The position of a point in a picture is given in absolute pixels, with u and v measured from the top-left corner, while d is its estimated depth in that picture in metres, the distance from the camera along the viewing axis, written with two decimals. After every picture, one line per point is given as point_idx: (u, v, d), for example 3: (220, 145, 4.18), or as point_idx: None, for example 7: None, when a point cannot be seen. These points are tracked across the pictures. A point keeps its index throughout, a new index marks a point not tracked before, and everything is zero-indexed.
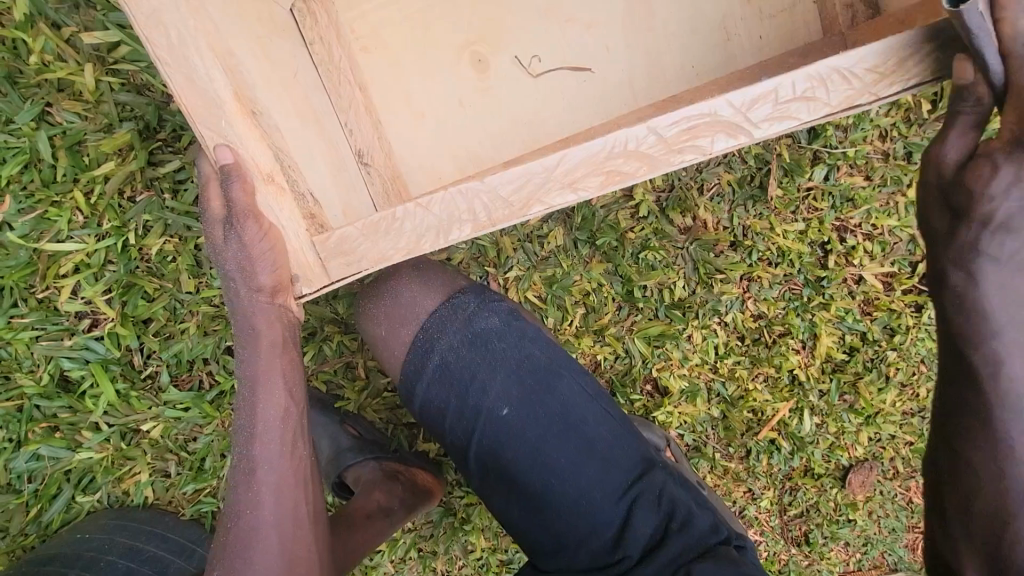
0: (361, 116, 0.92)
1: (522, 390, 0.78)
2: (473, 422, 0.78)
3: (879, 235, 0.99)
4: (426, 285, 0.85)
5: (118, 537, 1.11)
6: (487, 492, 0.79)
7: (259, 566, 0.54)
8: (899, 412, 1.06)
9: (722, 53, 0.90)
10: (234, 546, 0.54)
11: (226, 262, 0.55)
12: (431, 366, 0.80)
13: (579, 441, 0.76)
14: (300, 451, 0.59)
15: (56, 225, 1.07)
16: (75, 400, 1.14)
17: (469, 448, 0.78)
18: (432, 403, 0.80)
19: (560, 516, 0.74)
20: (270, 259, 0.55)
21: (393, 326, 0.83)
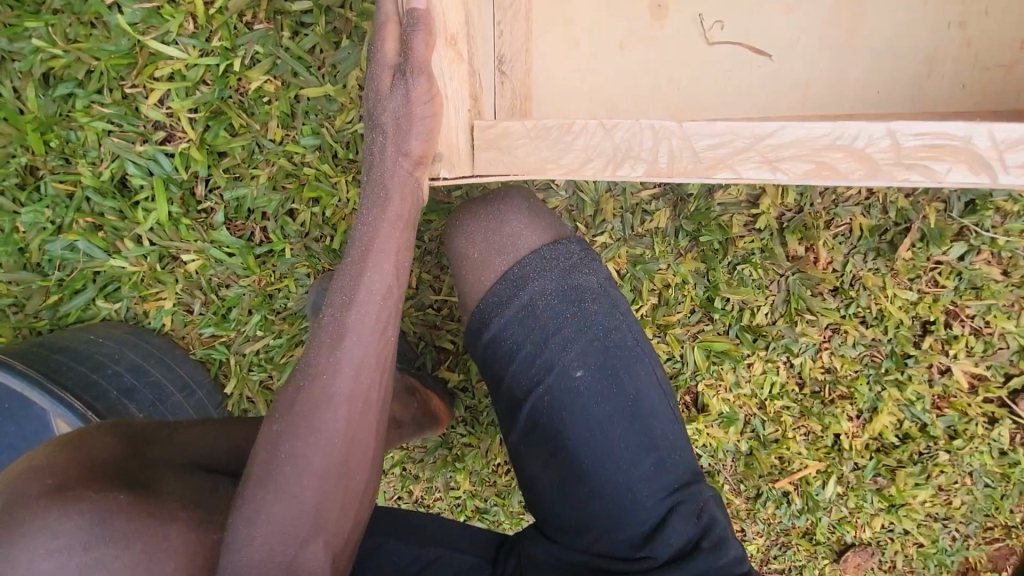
0: (518, 21, 0.84)
1: (603, 362, 0.76)
2: (542, 377, 0.76)
3: (986, 334, 0.93)
4: (534, 219, 0.82)
5: (129, 353, 1.10)
6: (526, 448, 0.77)
7: (323, 433, 0.52)
8: (924, 513, 1.02)
9: (914, 89, 0.83)
10: (304, 405, 0.52)
11: (381, 115, 0.52)
12: (517, 303, 0.77)
13: (640, 431, 0.75)
14: (389, 335, 0.56)
15: (166, 25, 1.02)
16: (126, 207, 1.11)
17: (525, 400, 0.77)
18: (505, 342, 0.77)
19: (597, 495, 0.72)
20: (427, 126, 0.52)
21: (487, 252, 0.80)
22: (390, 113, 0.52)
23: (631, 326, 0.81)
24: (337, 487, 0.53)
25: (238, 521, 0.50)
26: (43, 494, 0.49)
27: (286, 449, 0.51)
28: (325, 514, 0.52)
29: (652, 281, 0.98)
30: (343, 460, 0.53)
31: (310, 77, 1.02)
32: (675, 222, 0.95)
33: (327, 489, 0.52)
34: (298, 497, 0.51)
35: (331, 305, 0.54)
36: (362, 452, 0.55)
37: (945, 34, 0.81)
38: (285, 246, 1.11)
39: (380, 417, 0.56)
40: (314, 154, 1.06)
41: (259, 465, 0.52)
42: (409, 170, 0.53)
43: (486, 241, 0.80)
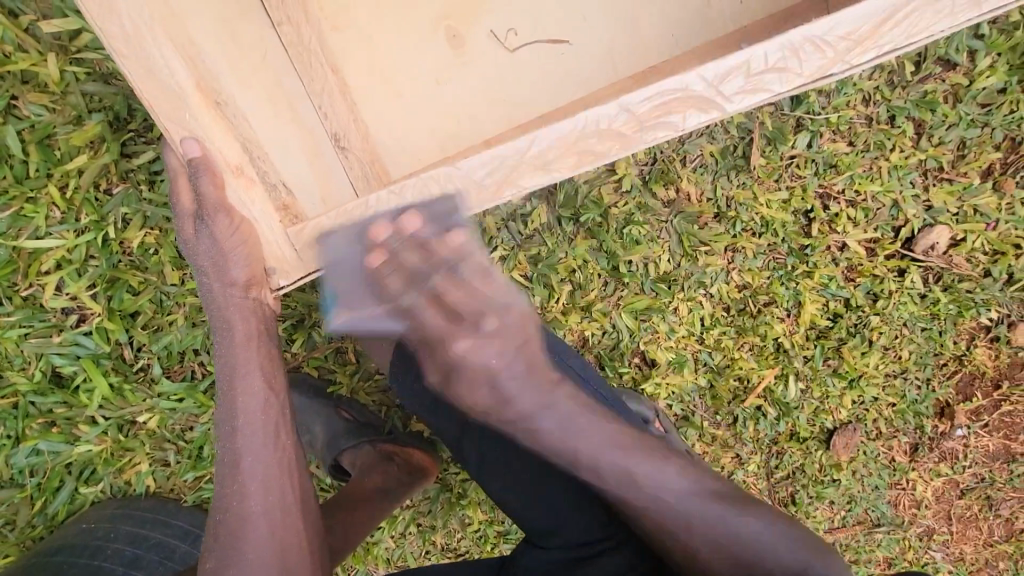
0: (336, 99, 0.90)
1: None
2: (467, 409, 0.80)
3: (862, 201, 0.98)
4: None
5: (125, 526, 1.14)
6: (488, 479, 0.81)
7: (246, 553, 0.54)
8: (883, 375, 1.08)
9: (701, 22, 0.88)
10: (223, 538, 0.55)
11: (200, 257, 0.58)
12: (421, 353, 0.83)
13: None
14: (284, 441, 0.59)
15: (33, 221, 1.05)
16: (69, 395, 1.14)
17: (466, 433, 0.82)
18: (426, 391, 0.83)
19: (557, 494, 0.75)
20: (242, 252, 0.58)
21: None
22: (206, 256, 0.59)
23: None
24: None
25: None
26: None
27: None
28: None
29: (557, 272, 1.03)
30: (280, 571, 0.55)
31: None
32: (554, 213, 1.00)
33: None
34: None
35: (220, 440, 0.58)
36: (300, 556, 0.57)
37: None
38: None
39: (306, 519, 0.59)
40: None
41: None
42: (243, 295, 0.59)
43: None
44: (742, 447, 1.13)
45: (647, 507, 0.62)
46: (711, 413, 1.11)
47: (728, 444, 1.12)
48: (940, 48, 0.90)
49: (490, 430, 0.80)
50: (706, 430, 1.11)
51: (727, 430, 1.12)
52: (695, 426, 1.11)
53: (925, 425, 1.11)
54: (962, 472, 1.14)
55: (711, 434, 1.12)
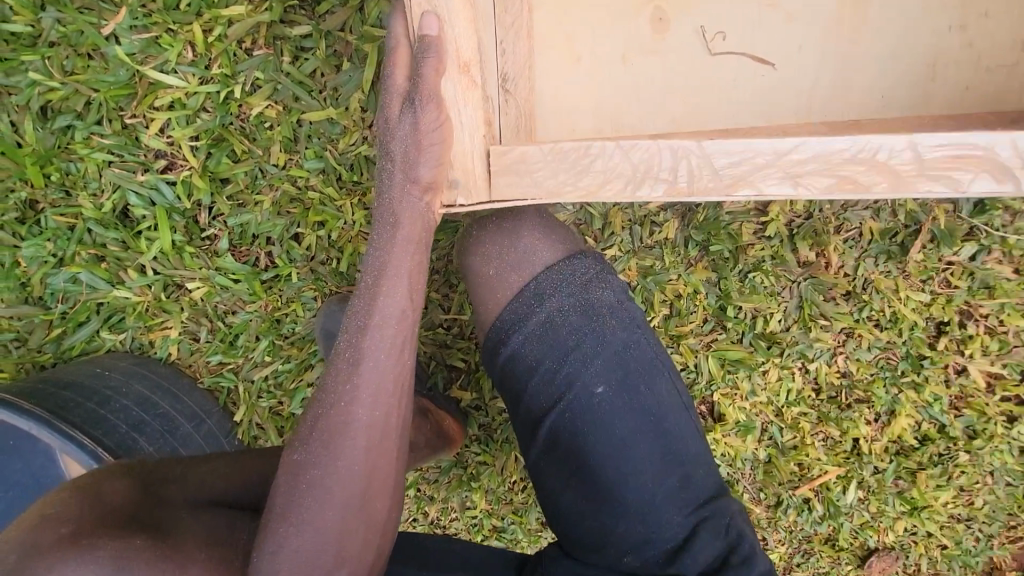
0: (520, 40, 0.84)
1: (624, 378, 0.76)
2: (563, 392, 0.76)
3: (1001, 332, 0.92)
4: (547, 235, 0.81)
5: (137, 385, 1.09)
6: (548, 469, 0.76)
7: (342, 462, 0.52)
8: (947, 514, 1.01)
9: (919, 94, 0.83)
10: (321, 435, 0.53)
11: (394, 141, 0.54)
12: (535, 322, 0.77)
13: (665, 447, 0.75)
14: (405, 358, 0.57)
15: (164, 54, 1.01)
16: (129, 237, 1.10)
17: (548, 415, 0.76)
18: (524, 359, 0.78)
19: (622, 513, 0.72)
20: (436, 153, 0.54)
21: (502, 270, 0.80)
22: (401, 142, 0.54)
23: (649, 340, 0.81)
24: (358, 521, 0.53)
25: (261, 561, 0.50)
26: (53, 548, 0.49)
27: (307, 480, 0.52)
28: (349, 546, 0.52)
29: (663, 292, 0.97)
30: (364, 492, 0.53)
31: (311, 100, 1.01)
32: (684, 232, 0.95)
33: (351, 519, 0.52)
34: (324, 523, 0.51)
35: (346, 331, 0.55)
36: (383, 480, 0.55)
37: (946, 36, 0.82)
38: (291, 271, 1.10)
39: (399, 445, 0.57)
40: (318, 178, 1.05)
41: (282, 495, 0.52)
42: (419, 197, 0.55)
43: (501, 258, 0.79)
44: (773, 533, 1.07)
45: None
46: (756, 488, 1.05)
47: (761, 525, 1.06)
48: None
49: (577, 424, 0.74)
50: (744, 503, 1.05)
51: (765, 511, 1.06)
52: (735, 495, 1.05)
53: None
54: None
55: (747, 508, 1.06)
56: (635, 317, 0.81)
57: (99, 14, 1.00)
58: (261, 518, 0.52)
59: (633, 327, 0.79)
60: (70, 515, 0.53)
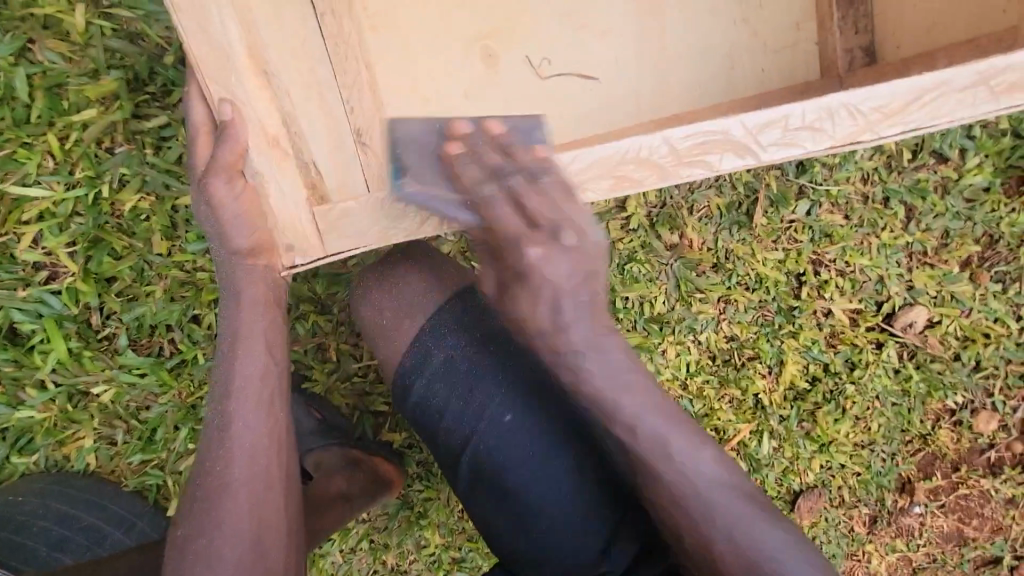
0: (364, 95, 0.90)
1: (524, 400, 0.79)
2: (472, 427, 0.80)
3: (850, 272, 1.03)
4: (434, 279, 0.87)
5: (54, 504, 1.05)
6: (474, 500, 0.80)
7: (224, 523, 0.51)
8: (852, 443, 1.10)
9: (725, 82, 0.93)
10: (200, 501, 0.52)
11: (205, 221, 0.57)
12: (433, 362, 0.83)
13: (576, 459, 0.76)
14: (277, 411, 0.57)
15: (23, 167, 1.01)
16: (21, 355, 1.07)
17: (465, 452, 0.80)
18: (430, 402, 0.83)
19: (549, 531, 0.74)
20: (246, 220, 0.56)
21: (395, 316, 0.86)
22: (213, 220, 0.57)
23: (548, 357, 0.83)
24: None
25: None
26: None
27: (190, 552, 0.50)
28: None
29: None
30: (254, 549, 0.51)
31: (182, 185, 1.03)
32: None
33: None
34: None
35: (213, 400, 0.56)
36: (276, 534, 0.53)
37: (734, 29, 0.92)
38: (197, 353, 1.10)
39: (288, 496, 0.56)
40: (205, 258, 1.07)
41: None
42: (250, 262, 0.57)
43: (392, 309, 0.86)
44: None
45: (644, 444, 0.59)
46: None
47: None
48: (934, 141, 0.97)
49: (489, 455, 0.78)
50: None
51: None
52: None
53: (885, 498, 1.14)
54: (915, 550, 1.17)
55: None
56: (531, 342, 0.83)
57: None
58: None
59: (528, 350, 0.83)
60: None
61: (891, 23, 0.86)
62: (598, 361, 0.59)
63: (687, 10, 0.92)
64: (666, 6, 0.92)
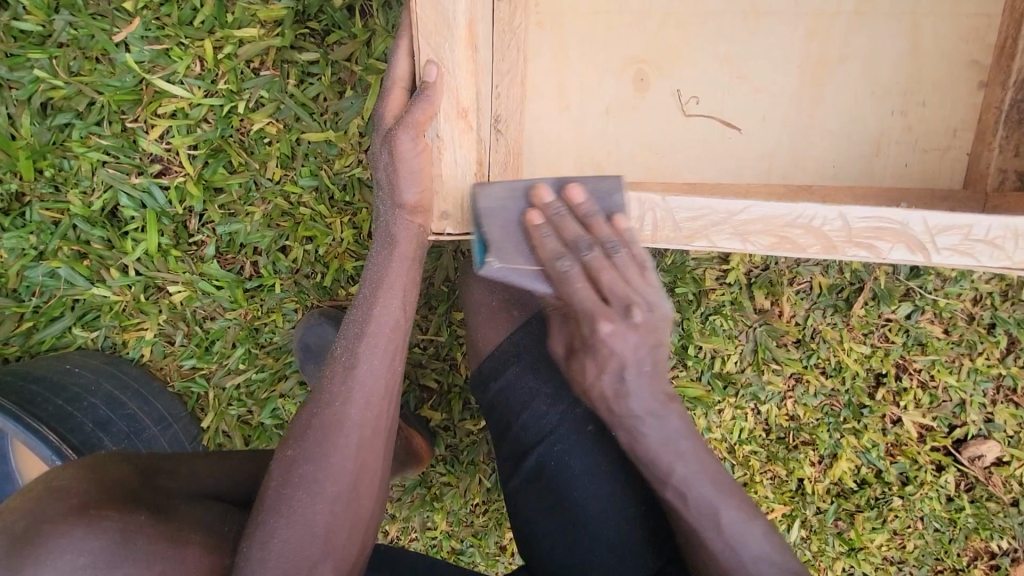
0: (514, 86, 0.92)
1: (612, 417, 0.78)
2: (551, 425, 0.79)
3: (932, 386, 1.01)
4: (544, 280, 0.90)
5: (105, 384, 1.09)
6: (526, 493, 0.80)
7: (333, 457, 0.56)
8: (881, 556, 1.08)
9: (866, 166, 0.93)
10: (317, 428, 0.57)
11: (378, 170, 0.59)
12: (528, 356, 0.84)
13: (645, 489, 0.76)
14: (397, 364, 0.61)
15: (173, 65, 1.06)
16: (114, 237, 1.11)
17: (536, 444, 0.80)
18: (515, 391, 0.83)
19: (595, 549, 0.75)
20: (418, 178, 0.58)
21: (501, 306, 0.89)
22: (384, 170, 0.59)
23: None
24: (345, 514, 0.57)
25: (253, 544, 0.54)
26: (59, 517, 0.51)
27: (299, 473, 0.55)
28: (335, 534, 0.56)
29: None
30: (352, 487, 0.57)
31: (312, 122, 1.06)
32: (653, 274, 1.02)
33: (337, 512, 0.56)
34: (310, 518, 0.54)
35: (345, 336, 0.60)
36: (369, 477, 0.59)
37: (890, 119, 0.92)
38: (275, 281, 1.13)
39: (387, 446, 0.61)
40: (310, 195, 1.09)
41: (272, 490, 0.56)
42: (410, 219, 0.59)
43: (502, 296, 0.88)
44: None
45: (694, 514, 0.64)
46: None
47: None
48: None
49: (562, 456, 0.78)
50: None
51: None
52: None
53: None
54: None
55: None
56: None
57: (112, 22, 1.04)
58: (249, 515, 0.55)
59: None
60: (75, 488, 0.55)
61: None
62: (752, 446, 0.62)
63: (849, 87, 0.92)
64: (830, 77, 0.92)
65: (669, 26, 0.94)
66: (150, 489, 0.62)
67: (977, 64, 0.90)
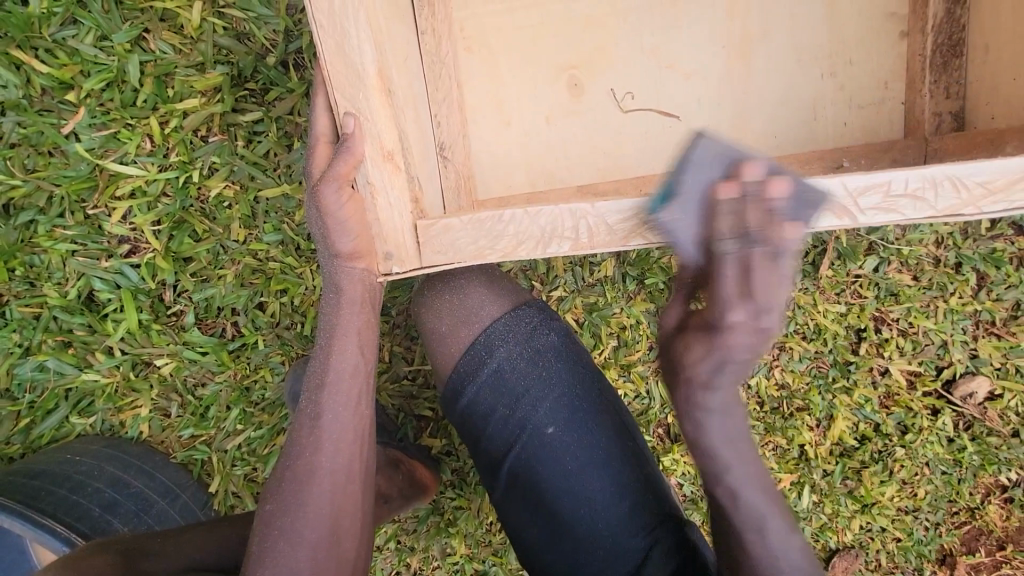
0: (453, 112, 0.94)
1: (569, 414, 0.81)
2: (517, 435, 0.81)
3: (912, 333, 1.02)
4: (493, 290, 0.88)
5: (108, 466, 1.10)
6: (510, 504, 0.82)
7: (309, 505, 0.59)
8: (895, 507, 1.08)
9: (806, 132, 0.94)
10: (291, 481, 0.60)
11: (314, 226, 0.62)
12: (485, 371, 0.84)
13: (614, 475, 0.78)
14: (362, 408, 0.64)
15: (124, 147, 1.08)
16: (95, 321, 1.13)
17: (506, 457, 0.82)
18: (479, 408, 0.84)
19: (582, 547, 0.77)
20: (351, 225, 0.60)
21: (454, 324, 0.86)
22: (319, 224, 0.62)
23: (594, 375, 0.86)
24: (327, 561, 0.58)
25: None
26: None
27: (278, 526, 0.58)
28: None
29: (609, 326, 1.05)
30: (331, 533, 0.59)
31: (266, 178, 1.08)
32: (621, 269, 1.03)
33: (318, 561, 0.58)
34: (291, 569, 0.56)
35: (308, 389, 0.63)
36: (349, 521, 0.61)
37: (821, 82, 0.94)
38: (258, 338, 1.14)
39: (363, 488, 0.63)
40: (277, 249, 1.11)
41: (254, 547, 0.58)
42: (351, 266, 0.62)
43: (452, 314, 0.86)
44: None
45: (739, 513, 0.55)
46: None
47: None
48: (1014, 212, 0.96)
49: (532, 464, 0.80)
50: (709, 518, 1.10)
51: None
52: (700, 511, 1.10)
53: (925, 569, 1.10)
54: None
55: None
56: (578, 356, 0.87)
57: (58, 116, 1.07)
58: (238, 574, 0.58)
59: (576, 365, 0.86)
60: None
61: (981, 88, 0.86)
62: (724, 396, 0.53)
63: (776, 59, 0.94)
64: (756, 52, 0.94)
65: (592, 28, 0.96)
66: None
67: (893, 16, 0.92)
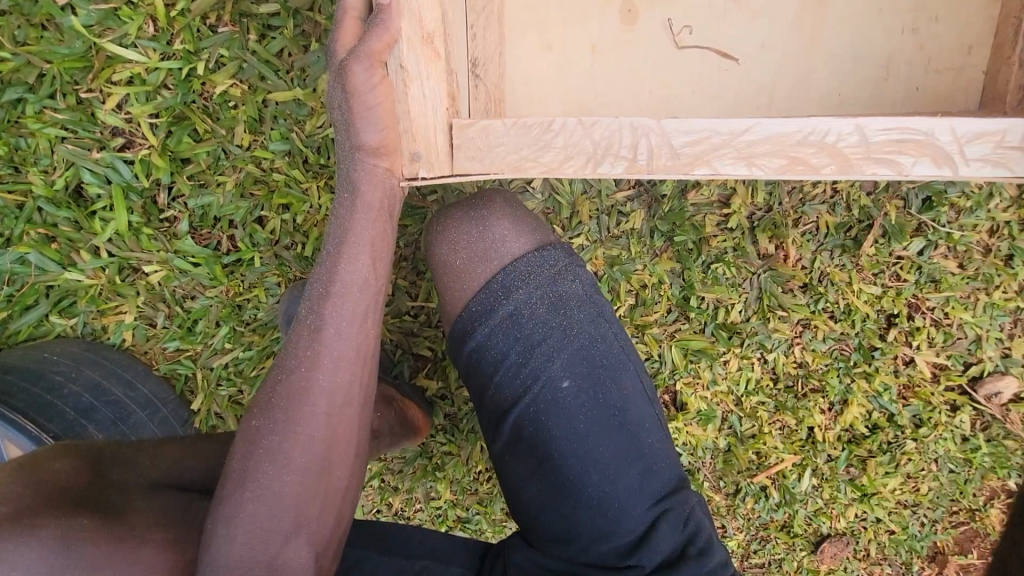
0: (491, 26, 0.85)
1: (587, 371, 0.78)
2: (528, 386, 0.77)
3: (946, 324, 0.97)
4: (518, 226, 0.82)
5: (86, 371, 1.04)
6: (512, 457, 0.78)
7: (302, 424, 0.54)
8: (894, 500, 1.05)
9: (874, 92, 0.86)
10: (285, 395, 0.55)
11: (336, 111, 0.54)
12: (500, 314, 0.78)
13: (626, 441, 0.77)
14: (368, 327, 0.58)
15: (124, 27, 0.98)
16: (81, 217, 1.05)
17: (512, 408, 0.78)
18: (488, 352, 0.79)
19: (583, 510, 0.74)
20: (378, 115, 0.53)
21: (470, 259, 0.80)
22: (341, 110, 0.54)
23: (616, 334, 0.82)
24: (317, 483, 0.55)
25: (220, 517, 0.53)
26: None
27: (266, 442, 0.54)
28: (307, 508, 0.54)
29: (628, 282, 0.99)
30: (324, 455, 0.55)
31: (278, 81, 1.00)
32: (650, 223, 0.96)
33: (308, 485, 0.54)
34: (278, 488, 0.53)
35: (312, 297, 0.57)
36: (343, 446, 0.57)
37: (900, 38, 0.85)
38: (254, 255, 1.07)
39: (362, 412, 0.59)
40: (283, 160, 1.03)
41: (239, 460, 0.54)
42: (371, 163, 0.55)
43: (469, 249, 0.80)
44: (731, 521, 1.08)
45: None
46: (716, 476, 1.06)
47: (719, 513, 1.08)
48: None
49: (540, 418, 0.76)
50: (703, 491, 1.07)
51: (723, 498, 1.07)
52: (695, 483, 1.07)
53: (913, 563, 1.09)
54: None
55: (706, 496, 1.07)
56: (601, 311, 0.82)
57: None
58: (219, 482, 0.55)
59: (599, 321, 0.81)
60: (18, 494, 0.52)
61: None
62: None
63: (854, 6, 0.85)
64: None
65: None
66: (105, 486, 0.61)
67: None
